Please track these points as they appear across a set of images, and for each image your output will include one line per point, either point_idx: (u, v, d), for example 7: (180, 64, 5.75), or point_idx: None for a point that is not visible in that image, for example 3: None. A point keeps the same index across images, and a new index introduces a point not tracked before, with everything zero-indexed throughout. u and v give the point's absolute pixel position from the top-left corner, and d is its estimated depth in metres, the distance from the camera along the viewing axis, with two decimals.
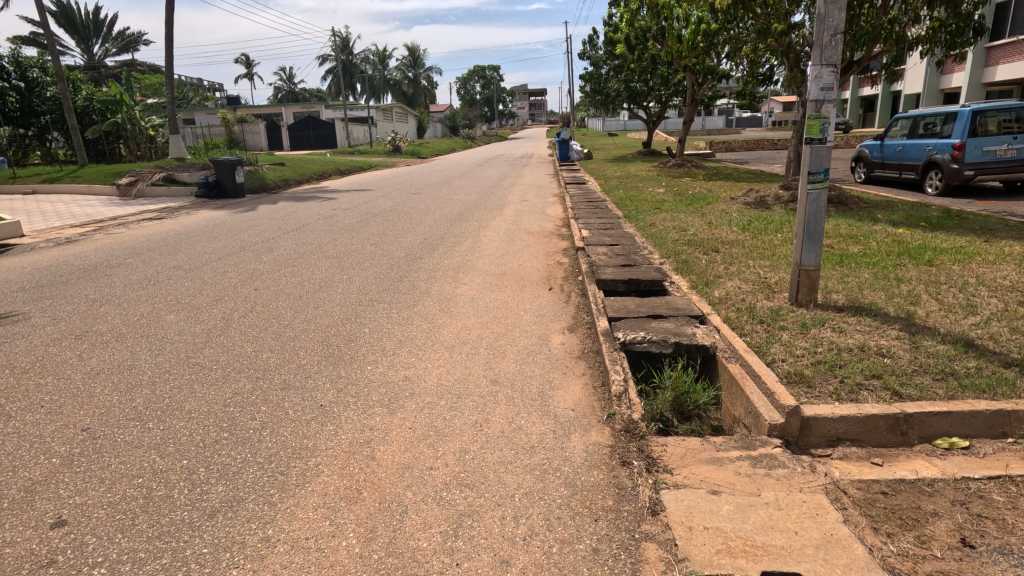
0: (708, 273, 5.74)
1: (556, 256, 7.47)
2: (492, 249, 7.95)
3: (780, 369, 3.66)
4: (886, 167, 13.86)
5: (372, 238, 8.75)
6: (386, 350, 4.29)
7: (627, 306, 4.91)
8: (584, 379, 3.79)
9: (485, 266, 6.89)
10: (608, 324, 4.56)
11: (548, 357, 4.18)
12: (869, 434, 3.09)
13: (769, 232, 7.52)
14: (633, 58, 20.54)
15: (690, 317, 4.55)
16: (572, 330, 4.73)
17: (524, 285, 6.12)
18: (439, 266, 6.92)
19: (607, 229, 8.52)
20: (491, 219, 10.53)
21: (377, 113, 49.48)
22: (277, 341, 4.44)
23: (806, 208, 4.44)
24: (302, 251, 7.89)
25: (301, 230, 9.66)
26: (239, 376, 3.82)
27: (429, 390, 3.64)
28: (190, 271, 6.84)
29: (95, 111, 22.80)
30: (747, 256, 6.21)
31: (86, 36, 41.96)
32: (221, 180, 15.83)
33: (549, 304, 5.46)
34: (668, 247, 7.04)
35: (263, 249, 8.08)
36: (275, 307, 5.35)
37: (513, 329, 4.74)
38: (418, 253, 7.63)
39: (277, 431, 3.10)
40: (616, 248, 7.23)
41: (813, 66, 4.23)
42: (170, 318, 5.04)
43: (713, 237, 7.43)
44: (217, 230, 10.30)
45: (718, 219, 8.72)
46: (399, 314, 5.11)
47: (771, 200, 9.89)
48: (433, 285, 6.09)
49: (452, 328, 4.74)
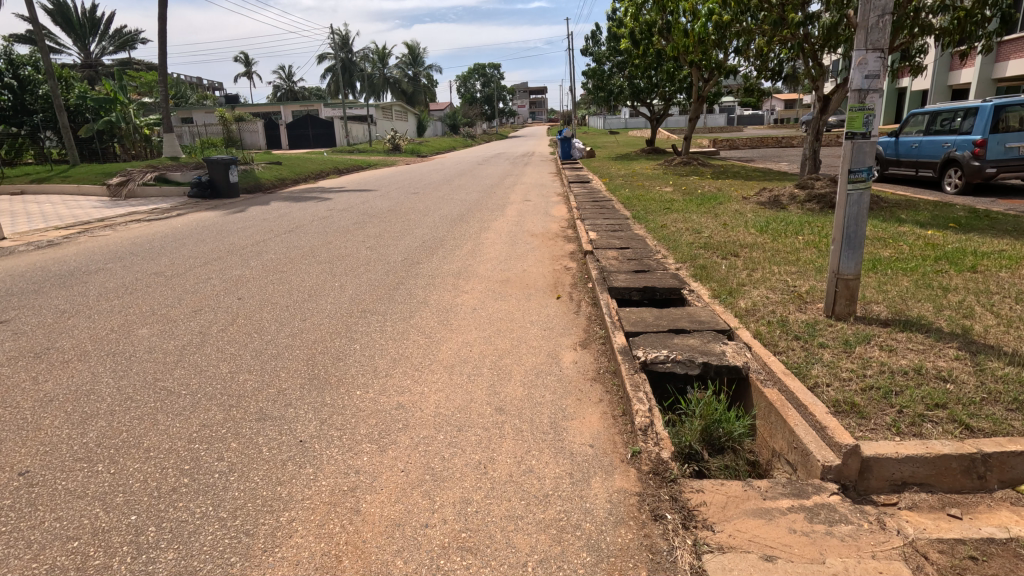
0: (730, 280, 5.28)
1: (562, 260, 7.01)
2: (494, 253, 7.49)
3: (826, 396, 3.19)
4: (901, 165, 13.38)
5: (368, 240, 8.30)
6: (377, 371, 3.83)
7: (645, 318, 4.46)
8: (602, 407, 3.33)
9: (487, 272, 6.43)
10: (626, 340, 4.10)
11: (560, 379, 3.72)
12: (939, 478, 2.65)
13: (789, 234, 7.07)
14: (638, 53, 20.05)
15: (716, 332, 4.10)
16: (584, 345, 4.27)
17: (529, 294, 5.66)
18: (438, 271, 6.46)
19: (615, 232, 8.06)
20: (493, 220, 10.06)
21: (377, 112, 49.05)
22: (257, 361, 3.99)
23: (845, 210, 3.99)
24: (294, 255, 7.44)
25: (294, 232, 9.20)
26: (210, 402, 3.37)
27: (425, 421, 3.18)
28: (171, 278, 6.38)
29: (87, 110, 22.34)
30: (771, 262, 5.75)
31: (82, 34, 41.49)
32: (214, 180, 15.39)
33: (558, 316, 5.00)
34: (682, 250, 6.58)
35: (252, 254, 7.63)
36: (258, 319, 4.90)
37: (519, 344, 4.29)
38: (416, 257, 7.17)
39: (247, 475, 2.65)
40: (626, 252, 6.77)
41: (857, 52, 3.77)
42: (141, 332, 4.58)
43: (729, 239, 6.98)
44: (206, 233, 9.85)
45: (732, 219, 8.28)
46: (394, 327, 4.66)
47: (786, 199, 9.44)
48: (431, 293, 5.64)
49: (452, 344, 4.29)
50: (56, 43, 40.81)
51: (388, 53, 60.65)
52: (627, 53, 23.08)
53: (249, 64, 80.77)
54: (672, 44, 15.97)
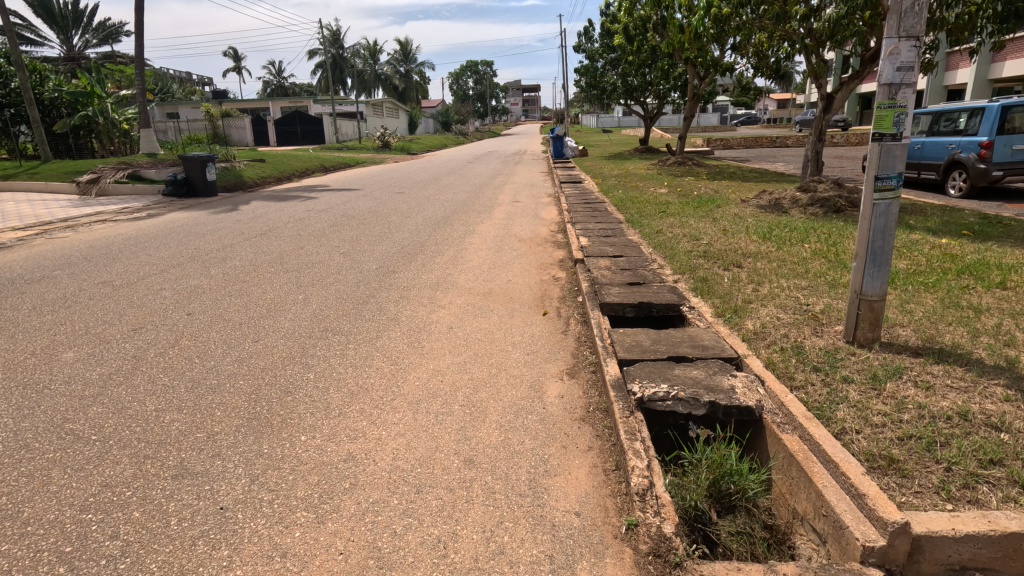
0: (734, 295, 4.79)
1: (550, 269, 6.49)
2: (477, 260, 6.94)
3: (857, 447, 2.68)
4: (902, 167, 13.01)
5: (343, 245, 7.74)
6: (330, 409, 3.27)
7: (641, 343, 3.93)
8: (592, 458, 2.81)
9: (468, 283, 5.90)
10: (620, 370, 3.58)
11: (542, 420, 3.18)
12: (1006, 562, 2.15)
13: (794, 242, 6.60)
14: (632, 49, 19.53)
15: (722, 361, 3.58)
16: (572, 375, 3.74)
17: (513, 309, 5.12)
18: (414, 282, 5.91)
19: (608, 237, 7.54)
20: (479, 223, 9.52)
21: (367, 108, 48.37)
22: (191, 394, 3.43)
23: (871, 223, 3.49)
24: (260, 262, 6.85)
25: (265, 236, 8.60)
26: (120, 452, 2.81)
27: (378, 479, 2.64)
28: (119, 289, 5.78)
29: (63, 104, 21.52)
30: (778, 274, 5.27)
31: (64, 25, 40.35)
32: (191, 178, 14.76)
33: (543, 336, 4.46)
34: (680, 259, 6.08)
35: (215, 260, 7.04)
36: (204, 340, 4.32)
37: (499, 373, 3.76)
38: (392, 265, 6.62)
39: (143, 562, 2.10)
40: (620, 260, 6.25)
41: (888, 40, 3.26)
42: (65, 357, 4.00)
43: (730, 247, 6.50)
44: (173, 235, 9.23)
45: (732, 225, 7.81)
46: (359, 350, 4.12)
47: (788, 203, 9.00)
48: (404, 307, 5.10)
49: (420, 374, 3.74)
50: (36, 35, 39.64)
51: (379, 49, 59.82)
52: (620, 50, 22.56)
53: (237, 58, 79.47)
54: (667, 40, 15.46)
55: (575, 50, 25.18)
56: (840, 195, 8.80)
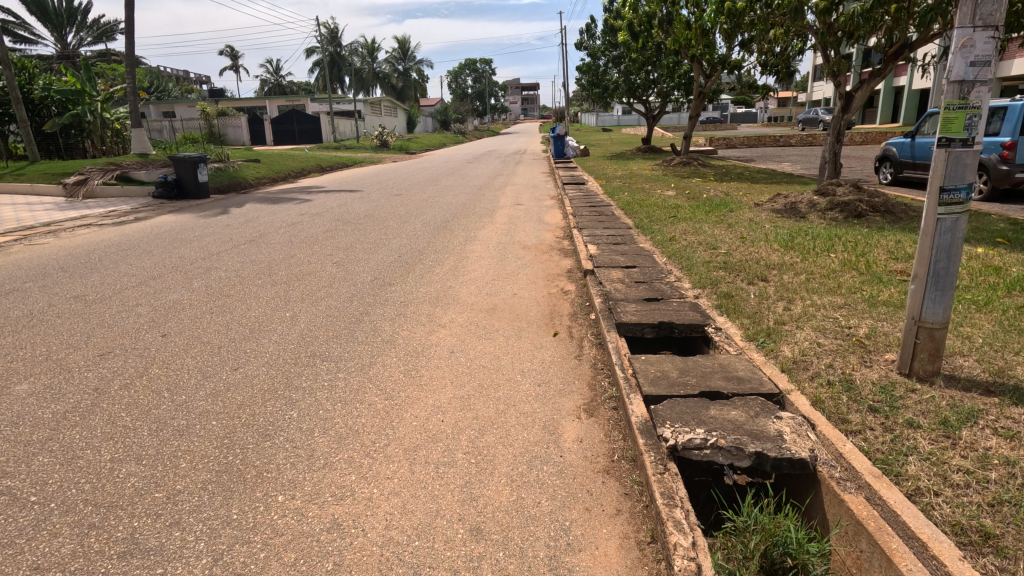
0: (764, 315, 4.36)
1: (558, 281, 6.05)
2: (480, 271, 6.49)
3: (941, 516, 2.25)
4: (918, 168, 12.63)
5: (337, 254, 7.30)
6: (313, 459, 2.81)
7: (667, 374, 3.49)
8: (621, 528, 2.36)
9: (470, 297, 5.45)
10: (646, 409, 3.14)
11: (560, 473, 2.73)
12: None
13: (819, 251, 6.18)
14: (636, 46, 19.03)
15: (763, 399, 3.14)
16: (591, 413, 3.29)
17: (520, 328, 4.67)
18: (411, 297, 5.46)
19: (618, 245, 7.11)
20: (481, 228, 9.08)
21: (365, 108, 48.04)
22: (153, 440, 2.97)
23: (933, 241, 3.05)
24: (246, 273, 6.39)
25: (254, 243, 8.13)
26: (61, 520, 2.36)
27: (368, 559, 2.18)
28: (91, 305, 5.32)
29: (52, 103, 20.99)
30: (809, 289, 4.83)
31: (59, 24, 39.77)
32: (182, 179, 14.30)
33: (555, 363, 4.02)
34: (699, 271, 5.65)
35: (199, 270, 6.57)
36: (176, 368, 3.86)
37: (508, 410, 3.32)
38: (388, 276, 6.17)
39: None
40: (633, 272, 5.82)
41: (959, 32, 2.82)
42: (17, 390, 3.54)
43: (751, 257, 6.07)
44: (158, 241, 8.76)
45: (749, 231, 7.40)
46: (350, 381, 3.67)
47: (805, 207, 8.58)
48: (400, 327, 4.66)
49: (419, 412, 3.29)
50: (30, 33, 39.03)
51: (377, 47, 59.35)
52: (623, 47, 22.12)
53: (234, 56, 78.69)
54: (673, 37, 15.01)
55: (577, 48, 24.71)
56: (861, 198, 8.38)
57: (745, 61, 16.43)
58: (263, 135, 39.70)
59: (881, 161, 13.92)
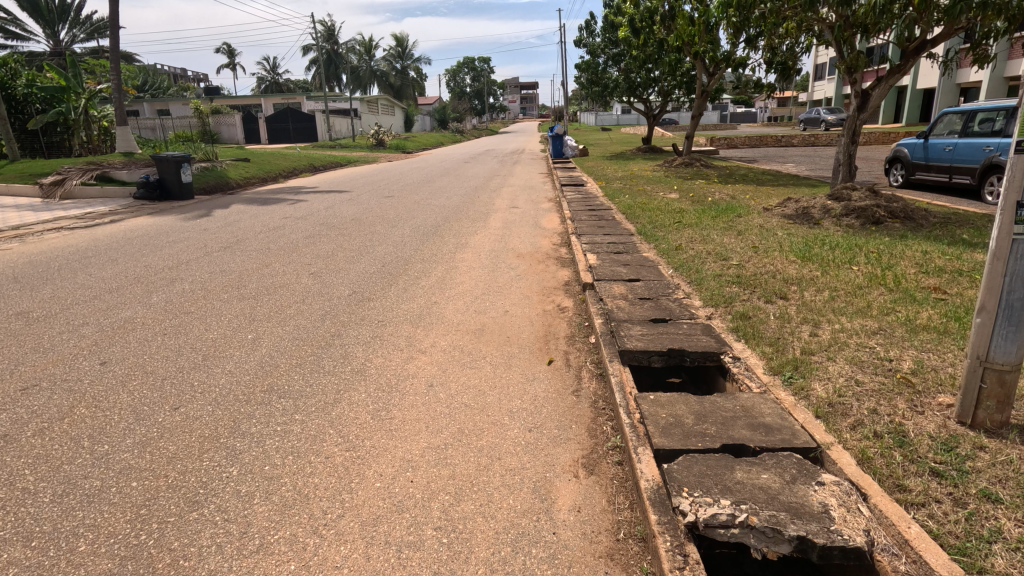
0: (790, 342, 3.82)
1: (554, 296, 5.51)
2: (469, 283, 5.94)
3: None
4: (931, 170, 12.13)
5: (316, 263, 6.75)
6: (246, 540, 2.26)
7: (681, 421, 2.95)
8: None
9: (456, 316, 4.91)
10: (658, 470, 2.57)
11: (551, 559, 2.19)
12: None
13: (839, 264, 5.65)
14: (637, 43, 18.48)
15: (800, 457, 2.59)
16: (590, 471, 2.75)
17: (510, 354, 4.12)
18: (391, 315, 4.92)
19: (619, 255, 6.56)
20: (473, 234, 8.55)
21: (362, 107, 47.46)
22: (53, 511, 2.42)
23: (1008, 267, 2.52)
24: (213, 286, 5.83)
25: (228, 250, 7.58)
26: None
27: None
28: (33, 324, 4.76)
29: (36, 100, 20.39)
30: (837, 311, 4.30)
31: (50, 20, 39.00)
32: (164, 179, 13.75)
33: (549, 400, 3.47)
34: (710, 286, 5.13)
35: (162, 282, 6.01)
36: (106, 407, 3.29)
37: (491, 466, 2.78)
38: (369, 290, 5.62)
39: None
40: (636, 287, 5.29)
41: None
42: None
43: (766, 269, 5.53)
44: (128, 246, 8.19)
45: (760, 239, 6.87)
46: (307, 425, 3.12)
47: (818, 212, 8.07)
48: (376, 353, 4.13)
49: (384, 469, 2.75)
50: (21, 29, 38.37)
51: (375, 45, 58.72)
52: (624, 45, 21.58)
53: (231, 54, 78.07)
54: (676, 32, 14.47)
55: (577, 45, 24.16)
56: (878, 203, 7.86)
57: (750, 58, 15.96)
58: (258, 134, 39.04)
59: (891, 163, 13.43)
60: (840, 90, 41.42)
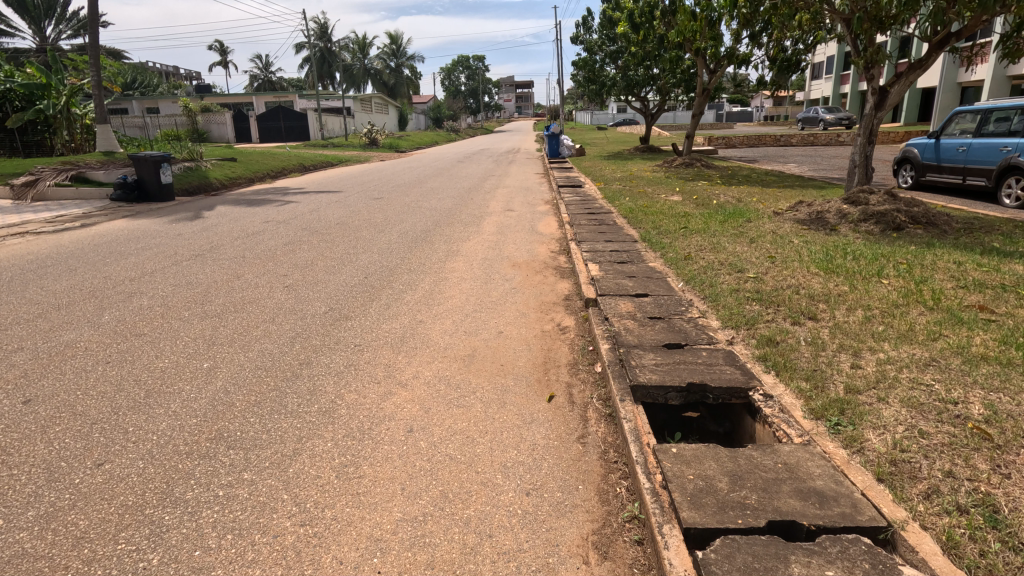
0: (830, 376, 3.29)
1: (554, 313, 4.96)
2: (459, 298, 5.38)
3: None
4: (943, 172, 11.66)
5: (292, 274, 6.18)
6: None
7: (714, 485, 2.41)
8: None
9: (444, 339, 4.35)
10: (692, 560, 2.04)
11: None
12: None
13: (868, 276, 5.13)
14: (637, 38, 17.94)
15: (867, 543, 2.06)
16: (604, 555, 2.21)
17: (504, 389, 3.56)
18: (370, 338, 4.36)
19: (624, 265, 6.02)
20: (466, 240, 8.00)
21: (355, 104, 46.79)
22: None
23: None
24: (174, 301, 5.25)
25: (199, 259, 6.99)
26: None
27: None
28: None
29: (15, 97, 19.65)
30: (877, 336, 3.78)
31: (37, 16, 38.12)
32: (143, 180, 13.13)
33: (551, 449, 2.92)
34: (728, 304, 4.60)
35: (120, 297, 5.43)
36: (14, 464, 2.72)
37: (479, 548, 2.23)
38: (348, 307, 5.05)
39: None
40: (645, 303, 4.76)
41: None
42: None
43: (787, 283, 5.03)
44: (92, 253, 7.58)
45: (775, 248, 6.35)
46: (257, 488, 2.56)
47: (834, 217, 7.58)
48: (350, 386, 3.57)
49: (346, 553, 2.19)
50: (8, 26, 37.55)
51: (368, 42, 58.00)
52: (622, 41, 21.05)
53: (223, 52, 77.19)
54: (678, 27, 13.97)
55: (574, 42, 23.60)
56: (898, 208, 7.36)
57: (753, 54, 15.49)
58: (248, 133, 38.26)
59: (901, 163, 12.96)
60: (837, 89, 41.01)
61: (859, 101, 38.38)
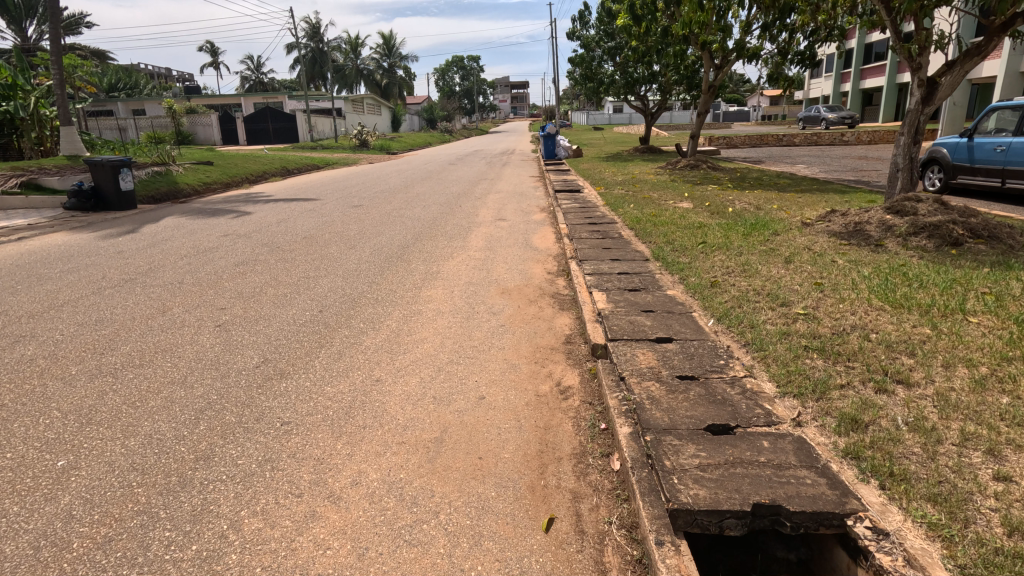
0: (969, 496, 2.19)
1: (552, 366, 3.82)
2: (432, 341, 4.26)
3: None
4: (977, 173, 10.56)
5: (231, 307, 5.04)
6: None
7: None
8: None
9: (404, 411, 3.21)
10: None
11: None
12: None
13: (949, 313, 4.04)
14: (637, 32, 16.84)
15: None
16: None
17: (482, 505, 2.44)
18: (305, 412, 3.21)
19: (636, 294, 4.91)
20: (448, 258, 6.88)
21: (347, 105, 45.62)
22: None
23: None
24: (69, 349, 4.12)
25: (129, 285, 5.86)
26: None
27: None
28: None
29: None
30: (1012, 418, 2.67)
31: (18, 15, 36.68)
32: (100, 187, 11.99)
33: None
34: (784, 357, 3.48)
35: (5, 342, 4.29)
36: None
37: None
38: (287, 360, 3.91)
39: None
40: (671, 353, 3.66)
41: None
42: None
43: (850, 323, 3.93)
44: (9, 275, 6.44)
45: (818, 270, 5.24)
46: None
47: (877, 229, 6.52)
48: (258, 509, 2.41)
49: None
50: None
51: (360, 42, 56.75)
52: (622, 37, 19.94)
53: (214, 52, 75.83)
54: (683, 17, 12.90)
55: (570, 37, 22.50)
56: (952, 218, 6.28)
57: (763, 47, 14.40)
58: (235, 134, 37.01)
59: (927, 164, 11.89)
60: (838, 88, 40.12)
61: (861, 99, 37.40)
